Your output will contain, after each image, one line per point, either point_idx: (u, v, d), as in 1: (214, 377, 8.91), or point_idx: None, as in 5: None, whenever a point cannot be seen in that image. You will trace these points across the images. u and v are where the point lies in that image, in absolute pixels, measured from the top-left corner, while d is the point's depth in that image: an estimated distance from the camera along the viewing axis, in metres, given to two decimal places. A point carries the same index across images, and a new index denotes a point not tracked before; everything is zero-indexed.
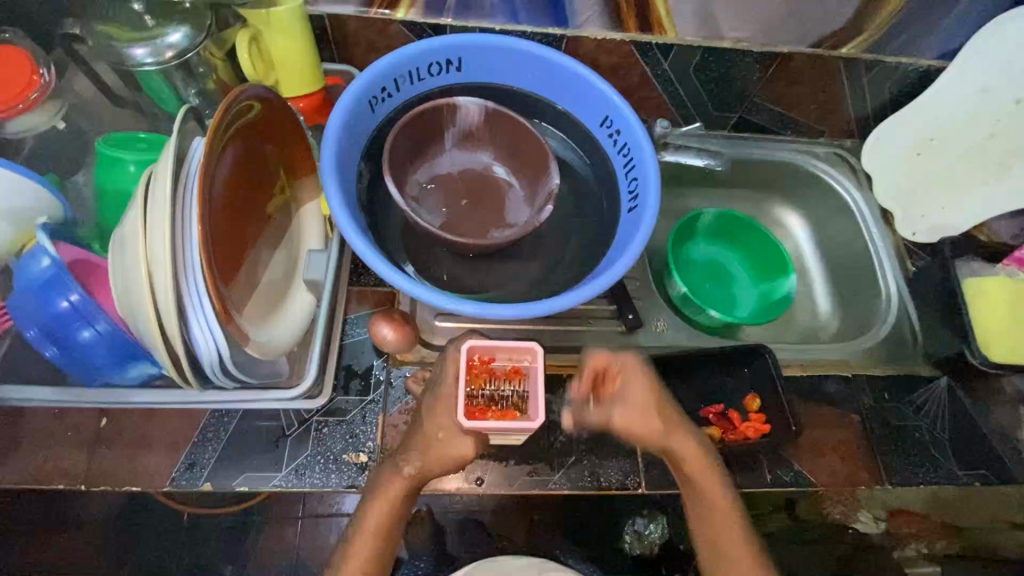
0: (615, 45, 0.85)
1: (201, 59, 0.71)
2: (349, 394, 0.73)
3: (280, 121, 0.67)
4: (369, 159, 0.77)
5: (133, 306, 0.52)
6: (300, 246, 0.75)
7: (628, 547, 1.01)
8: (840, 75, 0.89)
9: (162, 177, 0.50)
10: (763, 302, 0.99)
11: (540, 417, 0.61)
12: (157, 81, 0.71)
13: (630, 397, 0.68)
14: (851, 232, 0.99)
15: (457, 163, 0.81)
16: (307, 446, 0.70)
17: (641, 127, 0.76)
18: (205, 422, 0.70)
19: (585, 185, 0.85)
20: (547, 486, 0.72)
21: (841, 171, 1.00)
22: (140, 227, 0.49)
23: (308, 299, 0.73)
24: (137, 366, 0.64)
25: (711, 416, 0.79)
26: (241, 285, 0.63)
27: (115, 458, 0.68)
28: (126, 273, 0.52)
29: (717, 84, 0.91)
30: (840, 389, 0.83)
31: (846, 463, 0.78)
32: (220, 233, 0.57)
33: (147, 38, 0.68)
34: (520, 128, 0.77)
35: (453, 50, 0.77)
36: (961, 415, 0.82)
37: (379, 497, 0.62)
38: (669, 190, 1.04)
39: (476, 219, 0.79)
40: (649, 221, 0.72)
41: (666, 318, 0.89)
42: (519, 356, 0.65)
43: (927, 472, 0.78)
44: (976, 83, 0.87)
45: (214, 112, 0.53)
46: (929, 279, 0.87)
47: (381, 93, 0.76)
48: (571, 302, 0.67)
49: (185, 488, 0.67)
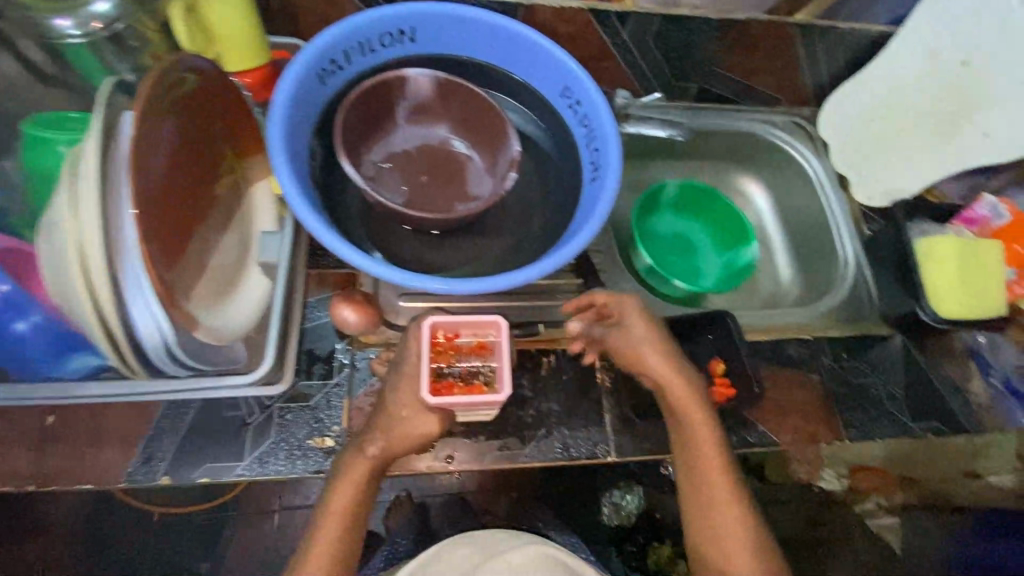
0: (573, 14, 0.83)
1: (134, 32, 0.66)
2: (312, 378, 0.71)
3: (222, 94, 0.64)
4: (321, 135, 0.74)
5: (66, 292, 0.50)
6: (252, 228, 0.72)
7: (606, 518, 1.08)
8: (795, 42, 0.91)
9: (88, 153, 0.47)
10: (728, 270, 1.00)
11: (507, 388, 0.61)
12: (87, 57, 0.67)
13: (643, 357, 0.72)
14: (809, 198, 1.01)
15: (413, 139, 0.79)
16: (270, 433, 0.68)
17: (600, 96, 0.75)
18: (160, 414, 0.67)
19: (547, 158, 0.84)
20: (518, 459, 0.72)
21: (799, 139, 1.01)
22: (69, 206, 0.46)
23: (264, 283, 0.71)
24: (79, 358, 0.60)
25: None
26: (190, 268, 0.61)
27: (65, 455, 0.65)
28: (56, 256, 0.49)
29: (676, 53, 0.90)
30: (801, 351, 0.85)
31: (808, 420, 0.80)
32: (163, 213, 0.54)
33: (71, 8, 0.62)
34: (477, 99, 0.75)
35: (405, 19, 0.75)
36: (913, 369, 0.86)
37: (344, 480, 0.61)
38: (633, 163, 1.04)
39: (436, 194, 0.77)
40: (610, 191, 0.72)
41: (632, 289, 0.89)
42: (484, 331, 0.65)
43: (884, 426, 0.81)
44: (923, 45, 0.88)
45: (144, 83, 0.50)
46: (883, 241, 0.90)
47: (331, 66, 0.73)
48: (534, 274, 0.66)
49: (141, 483, 0.64)
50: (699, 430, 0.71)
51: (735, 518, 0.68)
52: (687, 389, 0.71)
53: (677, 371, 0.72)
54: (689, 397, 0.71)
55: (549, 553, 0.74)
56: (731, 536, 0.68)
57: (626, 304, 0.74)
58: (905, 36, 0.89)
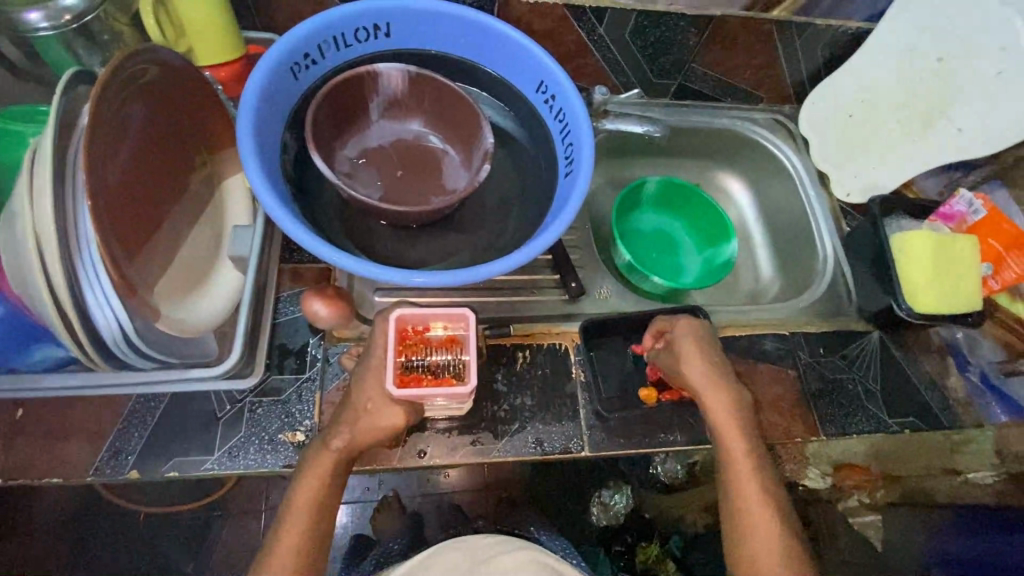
0: (549, 9, 0.83)
1: (103, 25, 0.66)
2: (284, 372, 0.71)
3: (191, 87, 0.64)
4: (294, 130, 0.74)
5: (24, 283, 0.49)
6: (225, 222, 0.72)
7: (595, 517, 1.08)
8: (773, 39, 0.90)
9: (44, 142, 0.47)
10: (708, 267, 1.00)
11: (474, 381, 0.61)
12: (57, 50, 0.67)
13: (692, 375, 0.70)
14: (789, 195, 1.01)
15: (387, 134, 0.79)
16: (240, 428, 0.68)
17: (574, 91, 0.75)
18: (130, 408, 0.67)
19: (523, 154, 0.84)
20: (490, 454, 0.72)
21: (779, 136, 1.02)
22: (24, 194, 0.46)
23: (236, 277, 0.71)
24: (42, 350, 0.60)
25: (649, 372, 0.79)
26: (156, 260, 0.61)
27: (35, 449, 0.65)
28: (14, 246, 0.49)
29: (654, 49, 0.90)
30: (777, 346, 0.85)
31: (785, 416, 0.80)
32: (125, 203, 0.54)
33: (41, 2, 0.62)
34: (451, 93, 0.75)
35: (379, 14, 0.75)
36: (889, 365, 0.86)
37: (309, 474, 0.61)
38: (614, 159, 1.04)
39: (411, 189, 0.77)
40: (583, 185, 0.72)
41: (609, 285, 0.89)
42: (454, 324, 0.66)
43: (860, 422, 0.81)
44: (899, 42, 0.89)
45: (102, 72, 0.50)
46: (861, 237, 0.90)
47: (304, 60, 0.73)
48: (504, 267, 0.66)
49: (110, 477, 0.64)
50: (739, 449, 0.67)
51: (773, 539, 0.63)
52: (731, 404, 0.68)
53: (722, 389, 0.69)
54: (731, 415, 0.68)
55: (538, 558, 0.78)
56: (764, 554, 0.63)
57: (682, 326, 0.73)
58: (881, 34, 0.89)
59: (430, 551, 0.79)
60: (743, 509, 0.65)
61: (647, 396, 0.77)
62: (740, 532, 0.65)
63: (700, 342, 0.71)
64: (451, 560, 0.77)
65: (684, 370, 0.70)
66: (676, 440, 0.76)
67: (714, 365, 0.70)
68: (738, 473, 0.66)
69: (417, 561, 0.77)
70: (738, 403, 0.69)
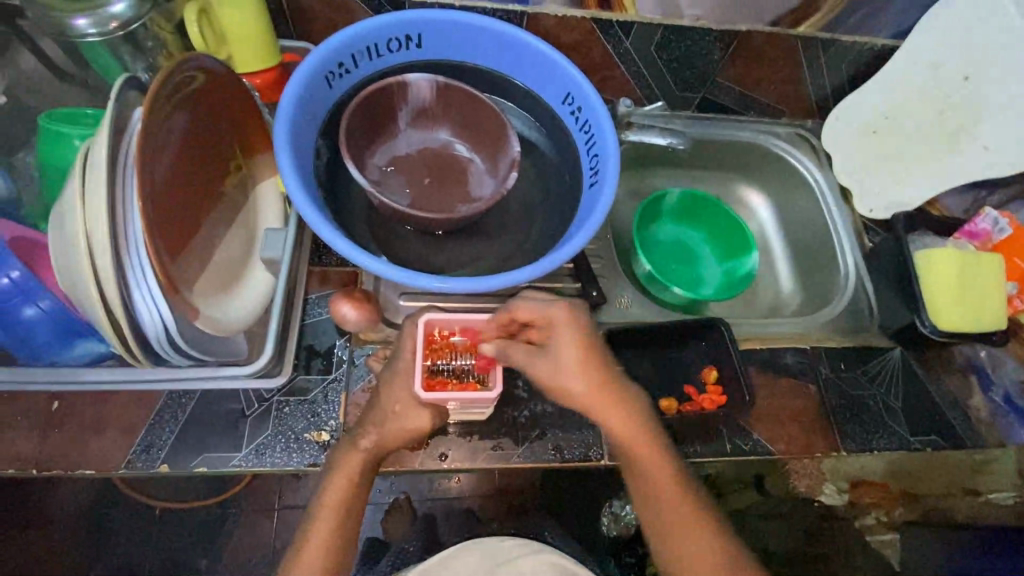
0: (577, 22, 0.84)
1: (148, 32, 0.68)
2: (311, 372, 0.73)
3: (231, 94, 0.66)
4: (327, 137, 0.76)
5: (74, 283, 0.51)
6: (258, 224, 0.74)
7: (606, 528, 1.07)
8: (798, 54, 0.91)
9: (98, 145, 0.49)
10: (728, 280, 1.00)
11: (500, 386, 0.62)
12: (103, 55, 0.69)
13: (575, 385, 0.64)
14: (811, 209, 1.02)
15: (415, 143, 0.81)
16: (268, 426, 0.69)
17: (601, 103, 0.77)
18: (162, 403, 0.69)
19: (549, 165, 0.85)
20: (511, 460, 0.73)
21: (801, 150, 1.02)
22: (77, 197, 0.48)
23: (267, 278, 0.73)
24: (84, 344, 0.62)
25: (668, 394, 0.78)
26: (194, 261, 0.63)
27: (69, 441, 0.66)
28: (65, 248, 0.51)
29: (679, 63, 0.91)
30: (798, 360, 0.85)
31: (805, 430, 0.80)
32: (170, 207, 0.56)
33: (89, 8, 0.64)
34: (479, 103, 0.77)
35: (412, 26, 0.76)
36: (911, 382, 0.85)
37: (338, 473, 0.62)
38: (635, 170, 1.05)
39: (439, 196, 0.79)
40: (608, 196, 0.73)
41: (630, 294, 0.90)
42: (479, 330, 0.67)
43: (881, 438, 0.81)
44: (923, 60, 0.90)
45: (153, 80, 0.52)
46: (883, 254, 0.90)
47: (338, 69, 0.75)
48: (530, 275, 0.67)
49: (141, 470, 0.66)
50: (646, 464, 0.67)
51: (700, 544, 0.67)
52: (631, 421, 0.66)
53: (620, 405, 0.66)
54: (638, 432, 0.66)
55: (555, 562, 0.78)
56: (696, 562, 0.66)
57: (555, 320, 0.64)
58: (907, 51, 0.90)
59: (446, 553, 0.79)
60: (667, 523, 0.68)
61: (666, 407, 0.77)
62: (674, 546, 0.67)
63: (577, 352, 0.64)
64: (468, 562, 0.78)
65: (572, 389, 0.64)
66: (695, 451, 0.76)
67: (601, 382, 0.65)
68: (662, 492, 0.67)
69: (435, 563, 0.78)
70: (632, 421, 0.66)
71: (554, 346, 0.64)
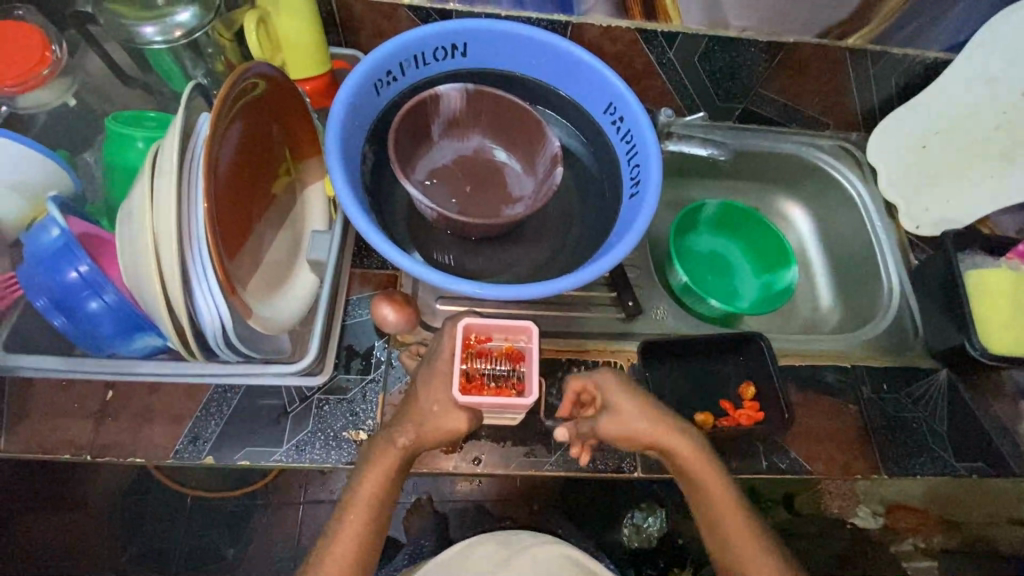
0: (621, 33, 0.84)
1: (209, 39, 0.72)
2: (351, 372, 0.74)
3: (284, 99, 0.68)
4: (372, 142, 0.78)
5: (139, 277, 0.54)
6: (304, 227, 0.77)
7: (627, 539, 1.05)
8: (846, 66, 0.89)
9: (168, 150, 0.52)
10: (766, 293, 0.98)
11: (534, 394, 0.62)
12: (167, 60, 0.72)
13: (618, 403, 0.68)
14: (853, 224, 1.00)
15: (451, 152, 0.81)
16: (309, 423, 0.71)
17: (644, 113, 0.77)
18: (209, 396, 0.71)
19: (587, 172, 0.85)
20: (543, 467, 0.73)
21: (846, 163, 1.00)
22: (147, 198, 0.51)
23: (312, 279, 0.75)
24: (142, 338, 0.65)
25: (704, 415, 0.78)
26: (244, 262, 0.65)
27: (122, 429, 0.68)
28: (132, 244, 0.54)
29: (722, 74, 0.90)
30: (839, 378, 0.83)
31: (843, 450, 0.78)
32: (224, 209, 0.59)
33: (156, 17, 0.69)
34: (520, 111, 0.77)
35: (457, 34, 0.78)
36: (957, 405, 0.82)
37: (374, 469, 0.62)
38: (672, 181, 1.04)
39: (482, 203, 0.79)
40: (648, 207, 0.73)
41: (665, 306, 0.89)
42: (515, 335, 0.67)
43: (925, 463, 0.78)
44: (977, 74, 0.88)
45: (218, 90, 0.55)
46: (930, 272, 0.87)
47: (386, 77, 0.77)
48: (569, 284, 0.67)
49: (188, 460, 0.67)
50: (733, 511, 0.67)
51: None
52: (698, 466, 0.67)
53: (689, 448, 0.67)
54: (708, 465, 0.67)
55: (569, 556, 0.72)
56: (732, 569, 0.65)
57: (603, 381, 0.69)
58: (963, 63, 0.87)
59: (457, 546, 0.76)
60: None
61: (703, 421, 0.77)
62: None
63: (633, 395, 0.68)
64: (487, 552, 0.74)
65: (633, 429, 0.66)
66: (731, 466, 0.75)
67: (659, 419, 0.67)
68: (717, 504, 0.67)
69: (452, 553, 0.75)
70: (703, 460, 0.67)
71: (607, 397, 0.68)
